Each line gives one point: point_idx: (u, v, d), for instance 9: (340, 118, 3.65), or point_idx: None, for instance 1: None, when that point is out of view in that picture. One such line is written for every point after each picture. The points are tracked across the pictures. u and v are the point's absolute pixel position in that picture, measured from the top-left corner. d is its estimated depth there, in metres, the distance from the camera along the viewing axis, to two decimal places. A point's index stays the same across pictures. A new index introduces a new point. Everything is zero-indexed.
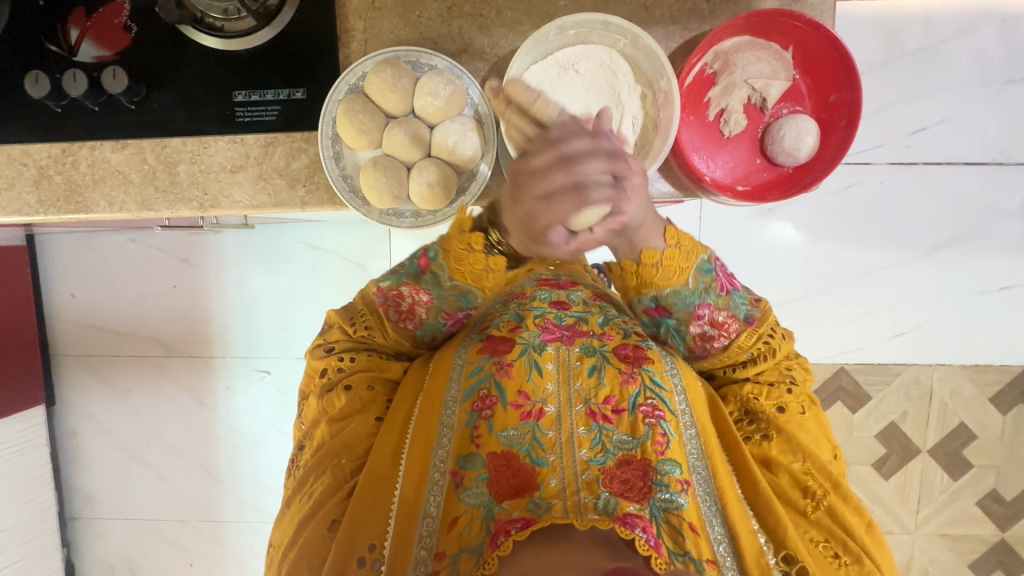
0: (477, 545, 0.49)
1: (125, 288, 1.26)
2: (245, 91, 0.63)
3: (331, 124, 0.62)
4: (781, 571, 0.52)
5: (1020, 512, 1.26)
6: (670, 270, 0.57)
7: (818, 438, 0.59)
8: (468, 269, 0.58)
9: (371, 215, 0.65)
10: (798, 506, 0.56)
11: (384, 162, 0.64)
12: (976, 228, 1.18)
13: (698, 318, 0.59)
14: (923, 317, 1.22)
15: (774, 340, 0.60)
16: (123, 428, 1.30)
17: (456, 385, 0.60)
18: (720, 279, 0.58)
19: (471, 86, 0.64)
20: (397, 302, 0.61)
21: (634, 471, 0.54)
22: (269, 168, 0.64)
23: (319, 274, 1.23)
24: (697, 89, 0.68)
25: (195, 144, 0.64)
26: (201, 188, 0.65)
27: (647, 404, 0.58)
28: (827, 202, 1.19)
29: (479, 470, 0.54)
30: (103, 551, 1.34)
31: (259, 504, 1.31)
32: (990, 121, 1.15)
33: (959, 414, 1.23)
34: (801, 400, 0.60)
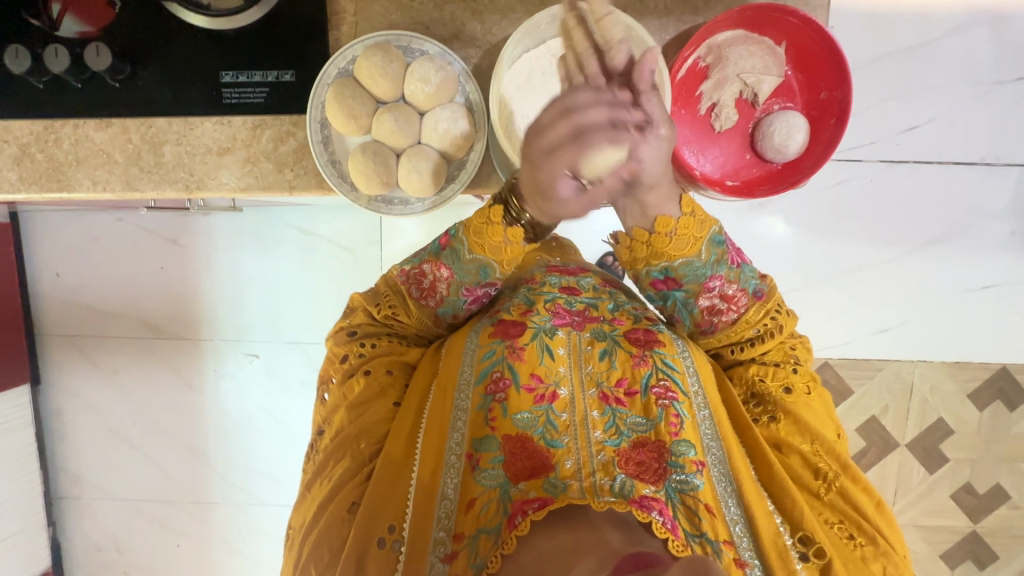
0: (494, 526, 0.50)
1: (112, 268, 1.24)
2: (231, 72, 0.62)
3: (319, 107, 0.62)
4: (799, 552, 0.52)
5: (993, 505, 1.29)
6: (681, 240, 0.58)
7: (825, 417, 0.60)
8: (488, 242, 0.59)
9: (359, 201, 0.65)
10: (812, 487, 0.56)
11: (373, 148, 0.64)
12: (962, 227, 1.19)
13: (708, 290, 0.59)
14: (907, 314, 1.23)
15: (782, 316, 0.61)
16: (110, 409, 1.30)
17: (469, 368, 0.60)
18: (730, 250, 0.59)
19: (461, 73, 0.63)
20: (420, 279, 0.62)
21: (648, 454, 0.55)
22: (257, 152, 0.64)
23: (309, 258, 1.23)
24: (690, 82, 0.70)
25: (181, 126, 0.63)
26: (187, 170, 0.64)
27: (660, 385, 0.58)
28: (817, 198, 1.20)
29: (494, 452, 0.54)
30: (90, 531, 1.34)
31: (248, 486, 1.31)
32: (980, 121, 1.15)
33: (938, 409, 1.26)
34: (807, 378, 0.60)
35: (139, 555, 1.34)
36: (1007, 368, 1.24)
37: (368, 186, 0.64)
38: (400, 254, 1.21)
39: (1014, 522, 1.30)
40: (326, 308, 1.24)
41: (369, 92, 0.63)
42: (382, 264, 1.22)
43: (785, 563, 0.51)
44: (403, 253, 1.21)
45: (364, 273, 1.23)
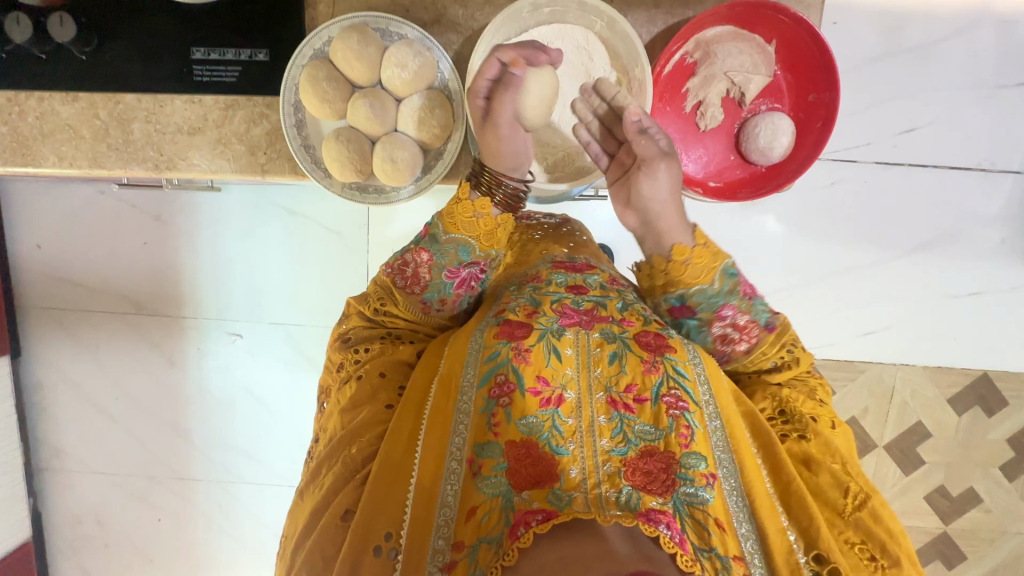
0: (495, 535, 0.47)
1: (94, 241, 1.23)
2: (203, 49, 0.72)
3: (293, 89, 0.71)
4: (812, 569, 0.50)
5: (965, 508, 1.31)
6: (699, 266, 0.59)
7: (850, 443, 0.58)
8: (458, 217, 0.63)
9: (332, 186, 0.75)
10: (834, 505, 0.54)
11: (348, 134, 0.73)
12: (954, 232, 1.19)
13: (721, 318, 0.60)
14: (893, 317, 1.24)
15: (795, 352, 0.62)
16: (92, 383, 1.29)
17: (472, 370, 0.55)
18: (744, 283, 0.60)
19: (440, 58, 0.73)
20: (402, 268, 0.64)
21: (656, 464, 0.50)
22: (229, 133, 0.74)
23: (294, 238, 1.21)
24: (677, 78, 0.79)
25: (150, 103, 0.73)
26: (157, 149, 0.74)
27: (671, 395, 0.53)
28: (810, 198, 1.19)
29: (497, 458, 0.50)
30: (71, 503, 1.34)
31: (229, 464, 1.32)
32: (978, 126, 1.14)
33: (917, 413, 1.27)
34: (831, 412, 0.59)
35: (120, 528, 1.35)
36: (988, 374, 1.25)
37: (344, 174, 0.72)
38: (387, 239, 1.20)
39: (985, 526, 1.32)
40: (312, 291, 1.23)
41: (347, 77, 0.72)
42: (368, 248, 1.21)
43: None
44: (389, 238, 1.20)
45: (350, 256, 1.22)
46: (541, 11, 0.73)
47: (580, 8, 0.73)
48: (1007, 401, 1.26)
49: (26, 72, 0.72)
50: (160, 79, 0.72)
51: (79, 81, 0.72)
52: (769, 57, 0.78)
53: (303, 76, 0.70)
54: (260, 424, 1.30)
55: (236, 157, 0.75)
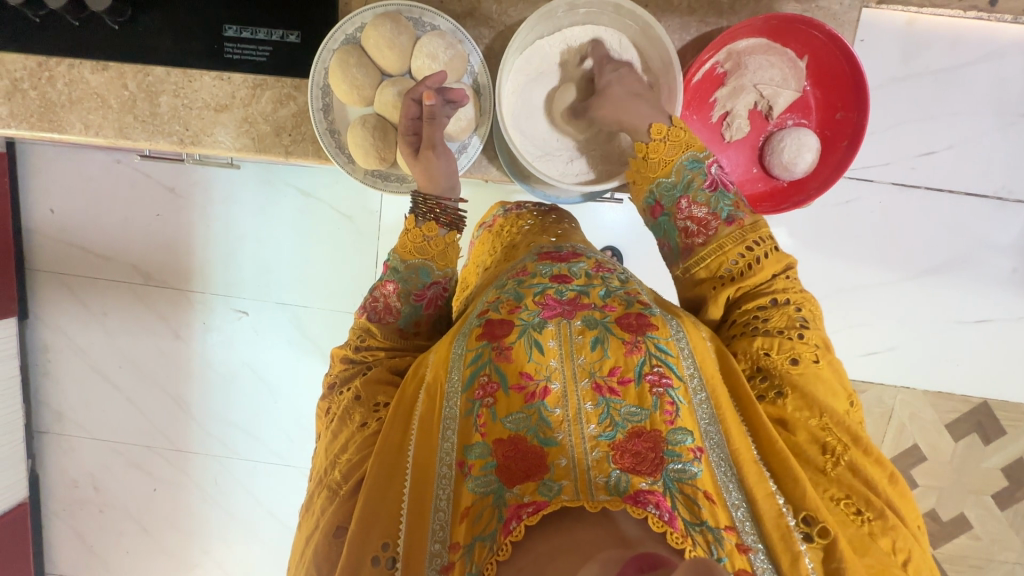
0: (489, 533, 0.46)
1: (107, 210, 1.23)
2: (235, 27, 0.72)
3: (322, 73, 0.71)
4: (801, 532, 0.47)
5: (954, 534, 1.32)
6: (656, 159, 0.65)
7: (835, 386, 0.52)
8: (410, 245, 0.66)
9: (355, 173, 0.75)
10: (816, 462, 0.50)
11: (373, 122, 0.72)
12: (965, 259, 1.19)
13: (681, 210, 0.62)
14: (897, 339, 1.24)
15: (758, 250, 0.58)
16: (97, 351, 1.30)
17: (456, 375, 0.55)
18: (710, 177, 0.62)
19: (471, 51, 0.73)
20: (373, 304, 0.64)
21: (644, 444, 0.50)
22: (255, 112, 0.74)
23: (307, 220, 1.21)
24: (705, 87, 0.79)
25: (179, 77, 0.73)
26: (183, 124, 0.75)
27: (653, 372, 0.53)
28: (824, 214, 1.19)
29: (486, 457, 0.50)
30: (69, 467, 1.36)
31: (226, 439, 1.33)
32: (998, 154, 1.13)
33: (913, 435, 1.28)
34: (814, 347, 0.53)
35: (115, 495, 1.37)
36: (988, 403, 1.25)
37: (368, 162, 0.73)
38: (397, 226, 1.21)
39: (974, 552, 1.32)
40: (320, 273, 1.24)
41: (376, 64, 0.72)
42: (378, 234, 1.22)
43: (787, 546, 0.46)
44: (399, 225, 1.20)
45: (360, 241, 1.22)
46: (576, 11, 0.74)
47: (616, 12, 0.74)
48: (1005, 430, 1.26)
49: (57, 38, 0.72)
50: (188, 54, 0.73)
51: (110, 51, 0.72)
52: (799, 72, 0.77)
53: (335, 59, 0.70)
54: (261, 402, 1.31)
55: (262, 136, 0.75)
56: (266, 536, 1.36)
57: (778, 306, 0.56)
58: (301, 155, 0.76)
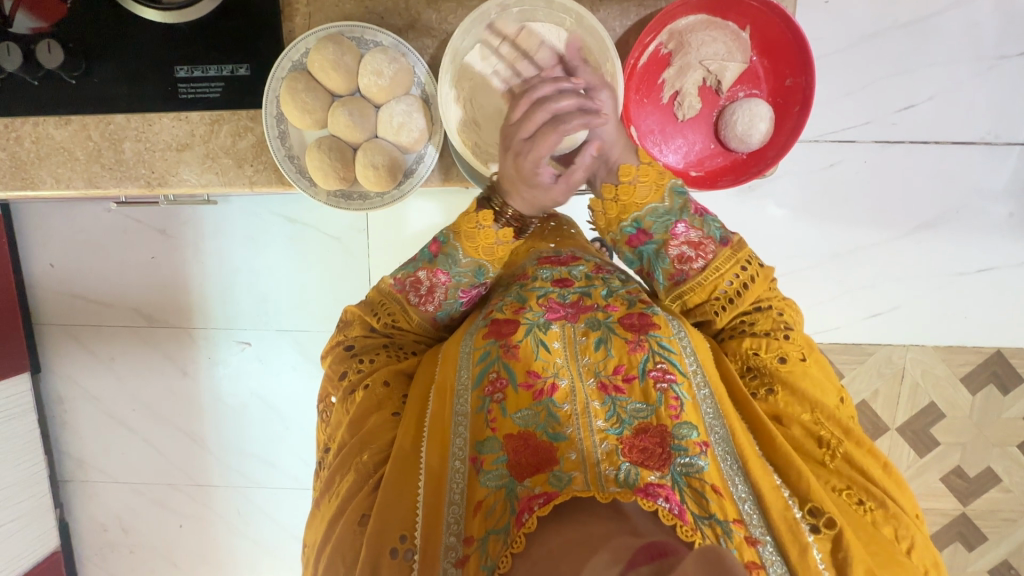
0: (503, 526, 0.48)
1: (104, 258, 1.26)
2: (186, 67, 0.74)
3: (274, 103, 0.73)
4: (809, 524, 0.50)
5: (983, 489, 1.29)
6: (627, 197, 0.67)
7: (823, 381, 0.58)
8: (479, 244, 0.70)
9: (316, 194, 0.77)
10: (816, 456, 0.55)
11: (329, 143, 0.75)
12: (961, 209, 1.17)
13: (675, 236, 0.65)
14: (900, 297, 1.22)
15: (750, 270, 0.64)
16: (109, 396, 1.33)
17: (466, 372, 0.60)
18: (694, 204, 0.67)
19: (415, 63, 0.74)
20: (417, 285, 0.70)
21: (651, 439, 0.53)
22: (214, 147, 0.76)
23: (296, 246, 1.23)
24: (652, 70, 0.79)
25: (140, 122, 0.75)
26: (148, 167, 0.77)
27: (657, 369, 0.57)
28: (810, 180, 1.17)
29: (497, 452, 0.53)
30: (96, 513, 1.39)
31: (244, 469, 1.35)
32: (980, 100, 1.12)
33: (929, 393, 1.25)
34: (799, 346, 0.59)
35: (143, 535, 1.39)
36: (1002, 352, 1.23)
37: (330, 183, 0.75)
38: (385, 244, 1.22)
39: (1006, 505, 1.30)
40: (315, 296, 1.25)
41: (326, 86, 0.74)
42: (367, 253, 1.23)
43: (796, 536, 0.49)
44: (386, 242, 1.21)
45: (350, 261, 1.23)
46: (509, 10, 0.72)
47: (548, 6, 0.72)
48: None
49: (24, 98, 0.75)
50: (148, 98, 0.74)
51: (71, 105, 0.75)
52: (743, 44, 0.78)
53: (284, 88, 0.72)
54: (272, 429, 1.32)
55: (223, 168, 0.77)
56: (293, 562, 1.38)
57: (761, 311, 0.63)
58: (264, 184, 0.77)
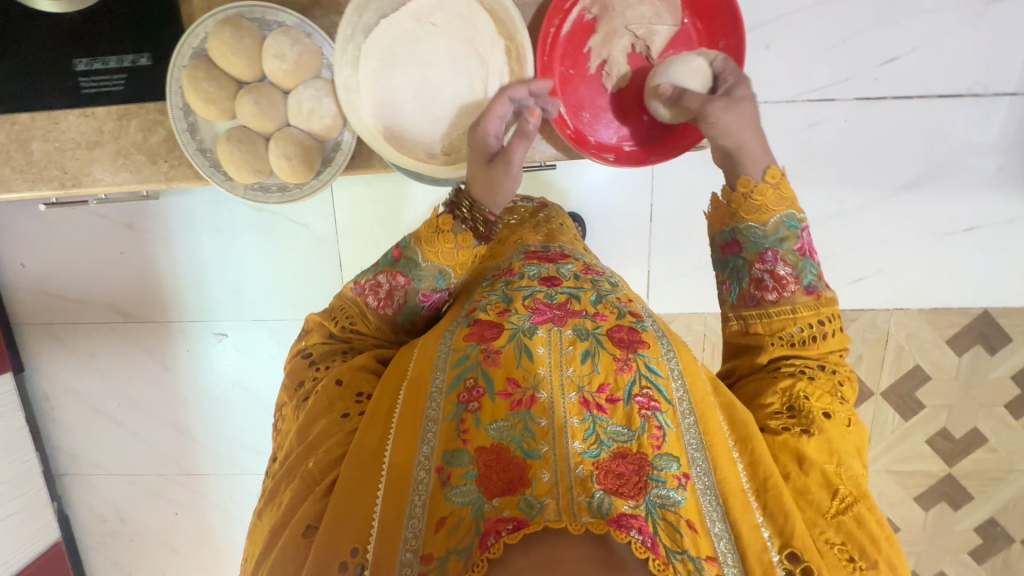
0: (465, 546, 0.46)
1: (74, 255, 1.25)
2: (87, 61, 0.86)
3: (178, 94, 0.83)
4: (784, 568, 0.49)
5: (969, 449, 1.28)
6: (743, 209, 0.61)
7: (857, 450, 0.55)
8: (440, 250, 0.66)
9: (233, 187, 0.88)
10: (821, 507, 0.51)
11: (236, 134, 0.84)
12: (947, 166, 1.12)
13: (763, 261, 0.60)
14: (884, 261, 1.18)
15: (830, 325, 0.59)
16: (95, 392, 1.34)
17: (441, 375, 0.57)
18: (802, 242, 0.60)
19: (322, 43, 0.84)
20: (376, 289, 0.67)
21: (629, 466, 0.50)
22: (126, 144, 0.88)
23: (265, 236, 1.21)
24: (577, 36, 0.85)
25: (46, 122, 0.88)
26: (61, 169, 0.89)
27: (643, 394, 0.54)
28: (788, 143, 1.13)
29: (466, 466, 0.50)
30: (94, 504, 1.42)
31: (232, 458, 1.37)
32: (967, 49, 1.05)
33: (914, 356, 1.23)
34: (848, 411, 0.56)
35: (141, 523, 1.43)
36: (989, 312, 1.20)
37: (243, 175, 0.85)
38: (354, 230, 1.19)
39: (993, 465, 1.28)
40: (287, 286, 1.24)
41: (231, 75, 0.83)
42: (337, 239, 1.21)
43: None
44: (356, 227, 1.19)
45: (320, 249, 1.21)
46: None
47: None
48: (1011, 338, 1.21)
49: None
50: None
51: None
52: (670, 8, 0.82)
53: (185, 75, 0.82)
54: (257, 418, 1.33)
55: (138, 166, 0.89)
56: None
57: (824, 369, 0.58)
58: (181, 179, 0.89)
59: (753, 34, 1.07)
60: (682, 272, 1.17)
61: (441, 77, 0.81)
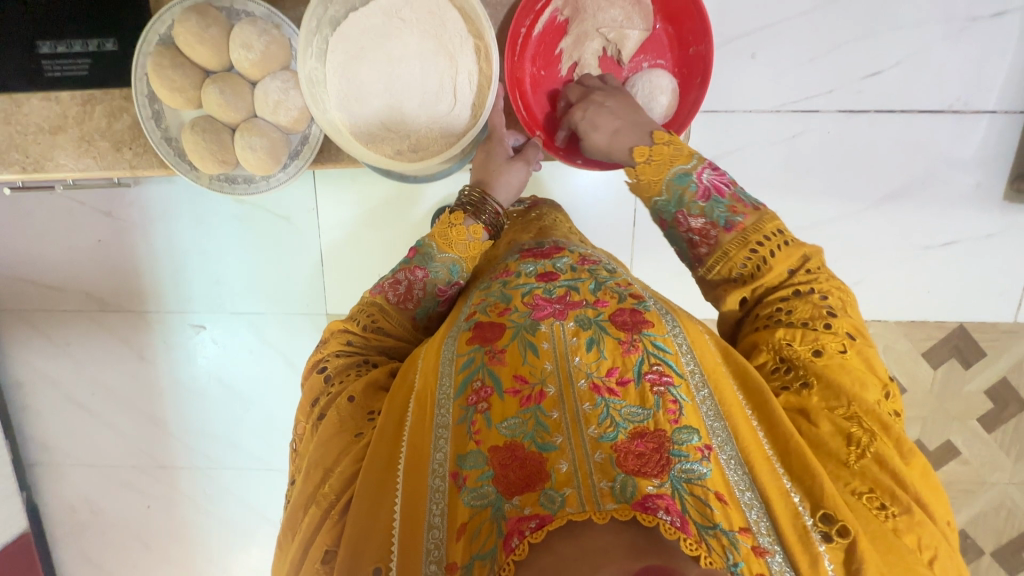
0: (489, 551, 0.44)
1: (50, 241, 1.23)
2: (50, 43, 0.86)
3: (144, 83, 0.84)
4: (820, 532, 0.48)
5: (941, 461, 1.29)
6: (647, 179, 0.69)
7: (860, 376, 0.55)
8: (453, 241, 0.71)
9: (198, 178, 0.90)
10: (840, 455, 0.51)
11: (202, 125, 0.85)
12: (926, 180, 1.13)
13: (681, 224, 0.67)
14: (863, 272, 1.19)
15: (767, 247, 0.62)
16: (68, 381, 1.32)
17: (448, 381, 0.56)
18: (701, 186, 0.65)
19: (290, 34, 0.85)
20: (395, 285, 0.69)
21: (648, 445, 0.49)
22: (90, 129, 0.90)
23: (245, 227, 1.20)
24: (548, 40, 0.90)
25: (11, 105, 0.89)
26: (24, 153, 0.91)
27: (653, 371, 0.54)
28: (771, 152, 1.13)
29: (481, 468, 0.49)
30: (64, 495, 1.40)
31: (207, 451, 1.35)
32: (949, 65, 1.07)
33: (891, 368, 1.24)
34: (839, 339, 0.57)
35: (113, 515, 1.41)
36: (964, 326, 1.21)
37: (208, 165, 0.86)
38: (336, 223, 1.18)
39: (964, 477, 1.30)
40: (266, 280, 1.23)
41: (196, 63, 0.84)
42: (319, 232, 1.20)
43: (807, 546, 0.47)
44: (338, 221, 1.18)
45: (301, 242, 1.20)
46: None
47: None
48: (985, 352, 1.22)
49: None
50: None
51: None
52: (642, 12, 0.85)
53: (149, 62, 0.82)
54: (234, 412, 1.32)
55: (102, 153, 0.91)
56: (262, 539, 1.40)
57: (801, 296, 0.60)
58: (145, 167, 0.91)
59: (738, 43, 1.08)
60: (662, 276, 1.18)
61: (410, 73, 0.80)
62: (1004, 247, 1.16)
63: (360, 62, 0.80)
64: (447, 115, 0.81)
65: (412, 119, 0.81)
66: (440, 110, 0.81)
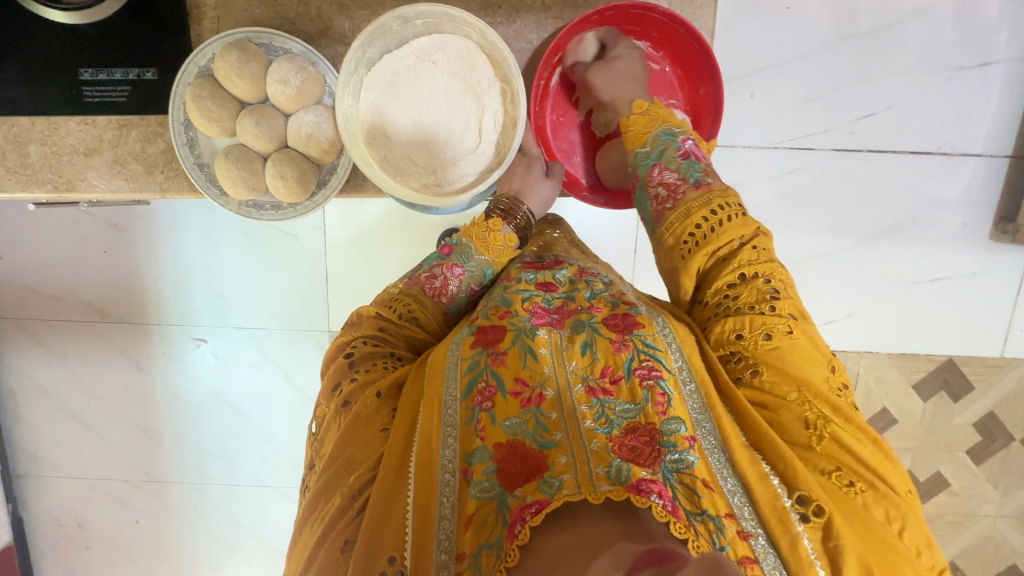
0: (495, 539, 0.46)
1: (54, 251, 1.23)
2: (91, 70, 0.88)
3: (182, 111, 0.87)
4: (799, 513, 0.50)
5: (931, 492, 1.31)
6: (635, 132, 0.78)
7: (811, 358, 0.58)
8: (490, 245, 0.76)
9: (228, 205, 0.91)
10: (803, 440, 0.55)
11: (235, 154, 0.87)
12: (916, 218, 1.17)
13: (653, 177, 0.72)
14: (856, 305, 1.23)
15: (718, 215, 0.65)
16: (64, 391, 1.31)
17: (454, 384, 0.57)
18: (683, 147, 0.73)
19: (325, 73, 0.87)
20: (432, 279, 0.72)
21: (640, 439, 0.52)
22: (126, 153, 0.93)
23: (252, 243, 1.21)
24: (565, 88, 0.94)
25: (45, 125, 0.91)
26: (56, 172, 0.93)
27: (642, 367, 0.56)
28: (769, 186, 1.17)
29: (487, 462, 0.51)
30: (51, 508, 1.38)
31: (201, 465, 1.34)
32: (937, 110, 1.12)
33: (882, 399, 1.27)
34: (786, 319, 0.59)
35: (100, 530, 1.39)
36: (953, 360, 1.24)
37: (238, 191, 0.88)
38: (343, 241, 1.20)
39: (954, 509, 1.32)
40: (271, 295, 1.24)
41: (233, 95, 0.86)
42: (326, 250, 1.21)
43: (786, 527, 0.49)
44: (345, 239, 1.20)
45: (307, 258, 1.22)
46: (414, 23, 0.84)
47: (453, 20, 0.84)
48: (973, 385, 1.25)
49: None
50: None
51: None
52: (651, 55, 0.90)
53: (188, 92, 0.85)
54: (230, 426, 1.31)
55: (134, 175, 0.93)
56: (252, 557, 1.38)
57: (745, 282, 0.62)
58: (175, 191, 0.94)
59: (739, 82, 1.12)
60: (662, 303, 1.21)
61: (439, 113, 0.83)
62: (990, 285, 1.20)
63: (392, 103, 0.83)
64: (471, 152, 0.84)
65: (439, 158, 0.84)
66: (466, 150, 0.84)
